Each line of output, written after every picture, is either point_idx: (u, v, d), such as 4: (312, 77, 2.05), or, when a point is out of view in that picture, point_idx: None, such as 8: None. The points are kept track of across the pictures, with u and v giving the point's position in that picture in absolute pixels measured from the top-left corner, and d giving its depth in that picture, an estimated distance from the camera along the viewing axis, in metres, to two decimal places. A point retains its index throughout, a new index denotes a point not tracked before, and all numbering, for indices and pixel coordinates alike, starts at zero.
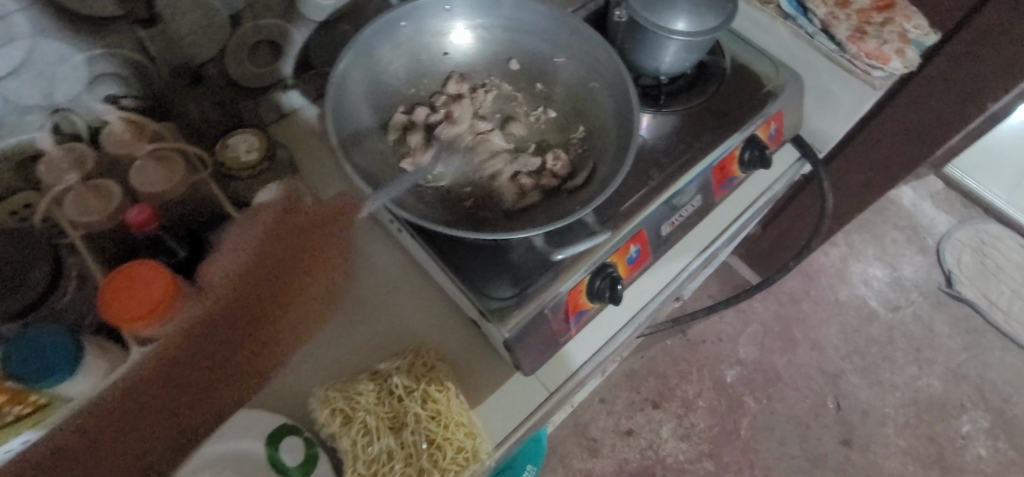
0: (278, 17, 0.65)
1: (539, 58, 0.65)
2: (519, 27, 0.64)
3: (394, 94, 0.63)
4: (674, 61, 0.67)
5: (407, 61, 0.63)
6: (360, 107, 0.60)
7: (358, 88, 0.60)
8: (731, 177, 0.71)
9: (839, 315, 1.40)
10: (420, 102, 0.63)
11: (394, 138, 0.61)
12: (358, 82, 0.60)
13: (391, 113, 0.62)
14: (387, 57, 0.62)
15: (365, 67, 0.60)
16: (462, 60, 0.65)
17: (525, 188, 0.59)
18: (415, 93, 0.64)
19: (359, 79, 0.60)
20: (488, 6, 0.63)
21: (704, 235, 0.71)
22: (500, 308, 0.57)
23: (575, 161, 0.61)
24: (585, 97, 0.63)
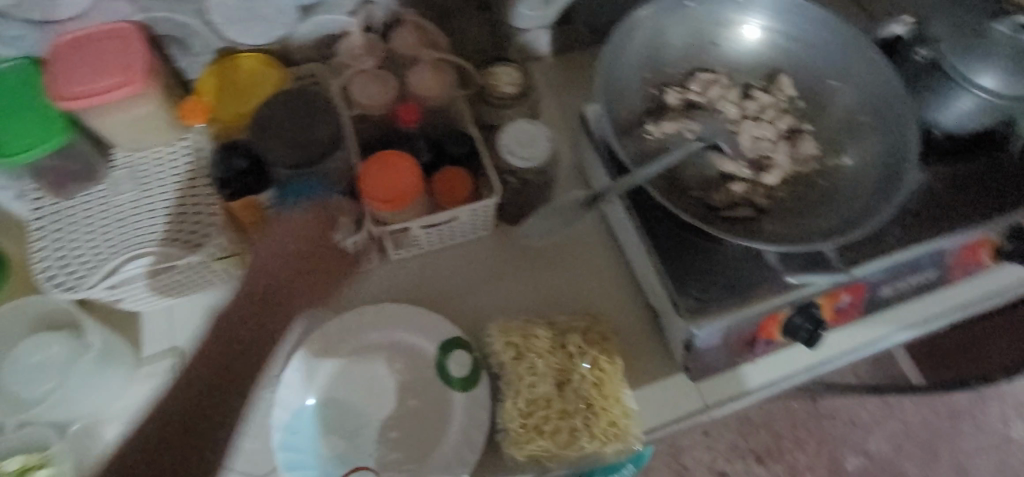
0: None
1: (812, 77, 0.62)
2: (803, 40, 0.62)
3: (656, 69, 0.62)
4: (960, 120, 0.60)
5: (681, 41, 0.62)
6: (627, 75, 0.60)
7: (629, 55, 0.60)
8: (975, 262, 0.64)
9: (1002, 450, 1.23)
10: (675, 83, 0.62)
11: (641, 111, 0.61)
12: (630, 49, 0.60)
13: (645, 87, 0.62)
14: (662, 33, 0.62)
15: (643, 37, 0.60)
16: (731, 55, 0.63)
17: (753, 200, 0.58)
18: (675, 74, 0.63)
19: (635, 46, 0.60)
20: (782, 12, 0.61)
21: (916, 311, 0.65)
22: (695, 307, 0.55)
23: (819, 193, 0.58)
24: (851, 130, 0.59)
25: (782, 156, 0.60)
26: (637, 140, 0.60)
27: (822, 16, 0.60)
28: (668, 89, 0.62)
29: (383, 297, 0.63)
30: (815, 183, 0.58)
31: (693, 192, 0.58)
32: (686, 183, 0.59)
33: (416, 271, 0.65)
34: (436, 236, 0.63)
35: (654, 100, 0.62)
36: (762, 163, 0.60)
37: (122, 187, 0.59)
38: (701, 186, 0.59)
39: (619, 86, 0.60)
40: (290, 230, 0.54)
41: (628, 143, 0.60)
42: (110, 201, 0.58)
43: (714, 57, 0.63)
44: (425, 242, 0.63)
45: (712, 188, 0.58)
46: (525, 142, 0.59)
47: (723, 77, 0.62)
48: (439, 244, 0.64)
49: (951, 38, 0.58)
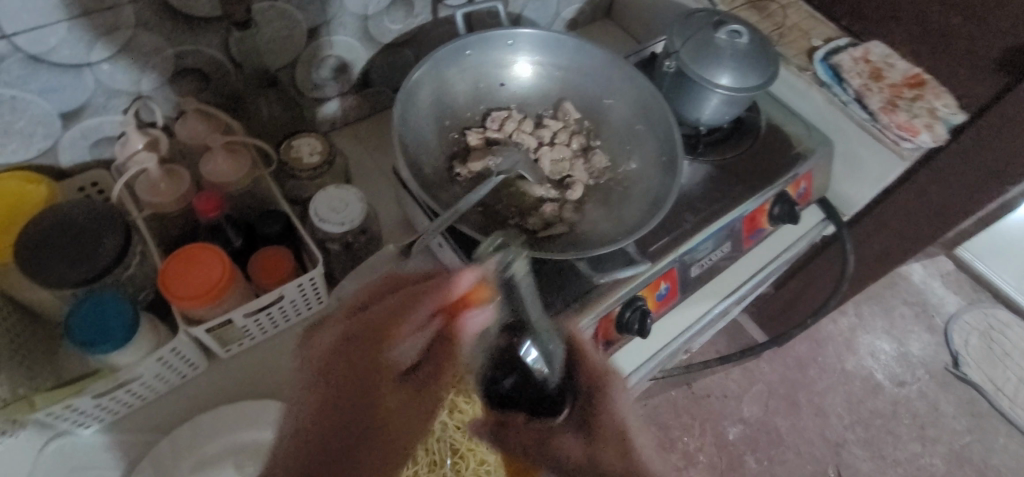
0: (351, 34, 0.70)
1: (589, 98, 0.69)
2: (574, 68, 0.69)
3: (453, 116, 0.66)
4: (715, 113, 0.71)
5: (472, 87, 0.67)
6: (424, 123, 0.63)
7: (424, 103, 0.63)
8: (759, 229, 0.73)
9: (845, 383, 1.41)
10: (471, 125, 0.67)
11: (447, 155, 0.65)
12: (423, 98, 0.63)
13: (445, 132, 0.66)
14: (452, 81, 0.66)
15: (430, 88, 0.64)
16: (518, 91, 0.69)
17: (560, 215, 0.63)
18: (472, 118, 0.67)
19: (424, 98, 0.63)
20: (549, 45, 0.68)
21: (728, 281, 0.74)
22: (534, 327, 0.58)
23: (617, 197, 0.64)
24: (631, 138, 0.67)
25: (573, 170, 0.66)
26: (447, 183, 0.63)
27: (580, 44, 0.67)
28: (466, 132, 0.66)
29: (222, 398, 0.59)
30: (612, 189, 0.65)
31: (508, 221, 0.62)
32: (502, 214, 0.63)
33: (255, 362, 0.61)
34: (266, 322, 0.60)
35: (457, 145, 0.66)
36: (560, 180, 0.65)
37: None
38: (517, 216, 0.63)
39: (419, 135, 0.62)
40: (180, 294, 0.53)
41: (440, 188, 0.62)
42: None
43: (504, 95, 0.69)
44: (255, 331, 0.59)
45: (525, 215, 0.63)
46: (338, 207, 0.59)
47: (514, 111, 0.68)
48: (274, 329, 0.62)
49: (688, 48, 0.68)
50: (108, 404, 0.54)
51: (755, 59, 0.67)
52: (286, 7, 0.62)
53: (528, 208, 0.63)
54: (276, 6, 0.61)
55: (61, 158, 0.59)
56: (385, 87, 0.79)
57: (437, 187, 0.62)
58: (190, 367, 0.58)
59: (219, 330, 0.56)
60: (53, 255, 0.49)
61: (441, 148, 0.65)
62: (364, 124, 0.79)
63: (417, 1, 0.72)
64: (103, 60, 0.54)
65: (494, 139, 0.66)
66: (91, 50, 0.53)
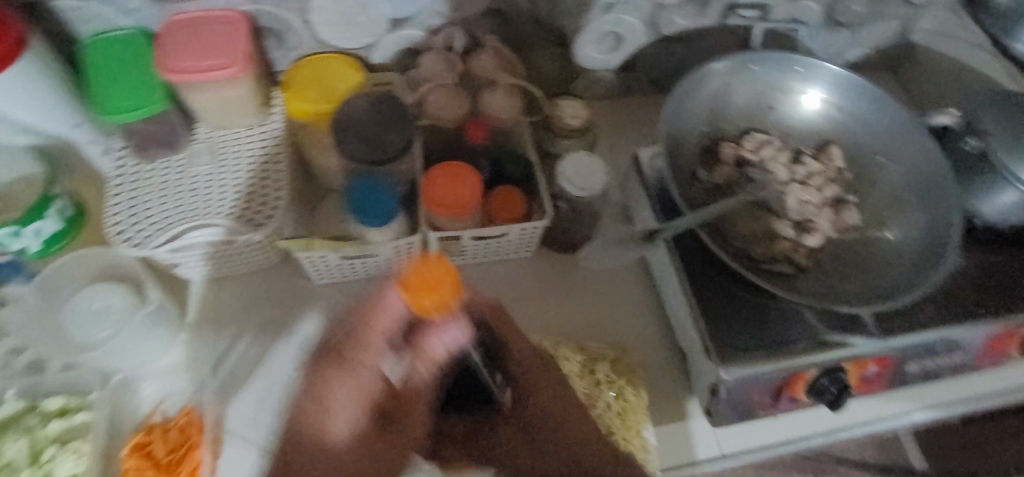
0: (639, 17, 0.71)
1: (861, 150, 0.65)
2: (854, 113, 0.65)
3: (717, 124, 0.66)
4: (1000, 211, 0.63)
5: (746, 102, 0.66)
6: (688, 121, 0.64)
7: (696, 102, 0.64)
8: (1005, 355, 0.63)
9: None
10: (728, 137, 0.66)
11: (695, 159, 0.65)
12: (697, 97, 0.64)
13: (701, 136, 0.65)
14: (728, 90, 0.65)
15: (709, 88, 0.64)
16: (784, 118, 0.67)
17: (789, 255, 0.60)
18: (733, 130, 0.66)
19: (699, 95, 0.64)
20: (836, 83, 0.65)
21: (939, 393, 0.66)
22: (725, 349, 0.57)
23: (858, 260, 0.60)
24: (894, 205, 0.62)
25: (818, 216, 0.62)
26: (688, 184, 0.63)
27: (869, 89, 0.64)
28: (722, 142, 0.65)
29: None
30: (854, 250, 0.61)
31: (734, 243, 0.61)
32: (730, 233, 0.62)
33: (458, 279, 0.67)
34: (481, 249, 0.65)
35: (707, 152, 0.65)
36: (799, 220, 0.62)
37: (201, 160, 0.62)
38: (745, 242, 0.61)
39: (682, 130, 0.63)
40: (438, 193, 0.59)
41: (679, 187, 0.62)
42: (187, 170, 0.61)
43: (773, 120, 0.67)
44: (470, 253, 0.65)
45: (753, 241, 0.61)
46: (582, 173, 0.61)
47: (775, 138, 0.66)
48: (482, 258, 0.67)
49: (1000, 132, 0.61)
50: (345, 265, 0.63)
51: None
52: None
53: (756, 236, 0.61)
54: None
55: (374, 56, 0.68)
56: (643, 75, 0.80)
57: (678, 185, 0.62)
58: None
59: (446, 241, 0.63)
60: (356, 133, 0.58)
61: (692, 149, 0.65)
62: (610, 103, 0.81)
63: (712, 3, 0.72)
64: None
65: (746, 159, 0.65)
66: None
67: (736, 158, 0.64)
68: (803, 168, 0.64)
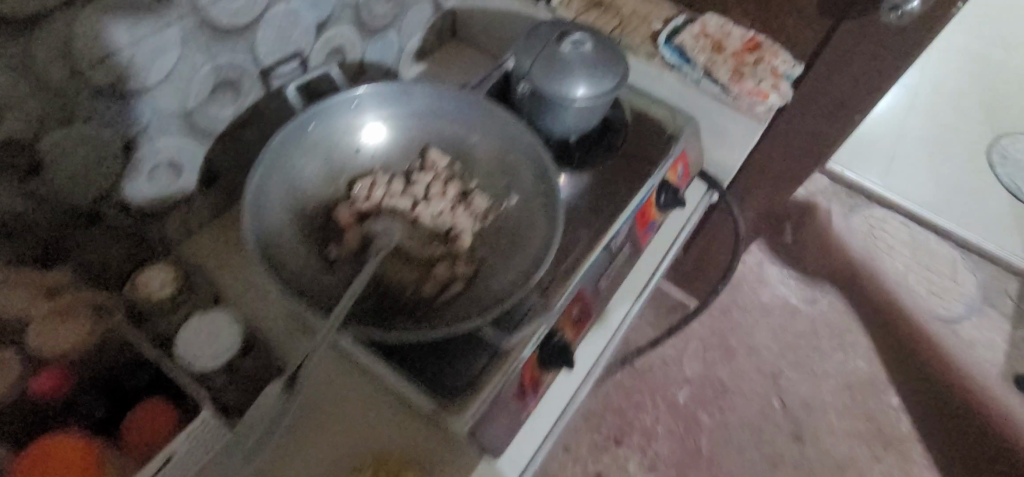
0: (175, 135, 0.63)
1: (451, 139, 0.66)
2: (424, 114, 0.66)
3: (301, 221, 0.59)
4: (579, 121, 0.70)
5: (312, 183, 0.61)
6: (284, 227, 0.57)
7: (276, 212, 0.57)
8: (652, 221, 0.74)
9: (767, 317, 1.49)
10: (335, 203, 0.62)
11: (314, 243, 0.59)
12: (275, 208, 0.57)
13: (307, 223, 0.60)
14: (299, 173, 0.60)
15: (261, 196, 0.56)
16: (372, 155, 0.65)
17: (450, 273, 0.59)
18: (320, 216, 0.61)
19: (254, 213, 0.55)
20: (390, 99, 0.64)
21: (637, 281, 0.73)
22: (456, 396, 0.56)
23: (508, 234, 0.61)
24: (508, 169, 0.64)
25: (455, 220, 0.63)
26: (320, 275, 0.57)
27: (419, 89, 0.64)
28: (332, 213, 0.61)
29: None
30: (498, 229, 0.62)
31: (401, 294, 0.57)
32: (392, 289, 0.58)
33: None
34: None
35: (324, 227, 0.60)
36: (439, 232, 0.62)
37: None
38: (410, 287, 0.58)
39: (271, 243, 0.55)
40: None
41: (315, 282, 0.56)
42: None
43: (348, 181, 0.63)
44: None
45: (416, 282, 0.58)
46: (199, 338, 0.53)
47: (376, 176, 0.63)
48: None
49: (538, 67, 0.67)
50: None
51: (604, 63, 0.68)
52: (84, 129, 0.54)
53: (415, 274, 0.59)
54: (72, 131, 0.53)
55: None
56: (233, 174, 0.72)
57: (312, 284, 0.56)
58: None
59: None
60: None
61: (306, 238, 0.59)
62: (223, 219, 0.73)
63: (242, 80, 0.66)
64: None
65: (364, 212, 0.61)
66: None
67: (354, 220, 0.60)
68: (416, 184, 0.64)
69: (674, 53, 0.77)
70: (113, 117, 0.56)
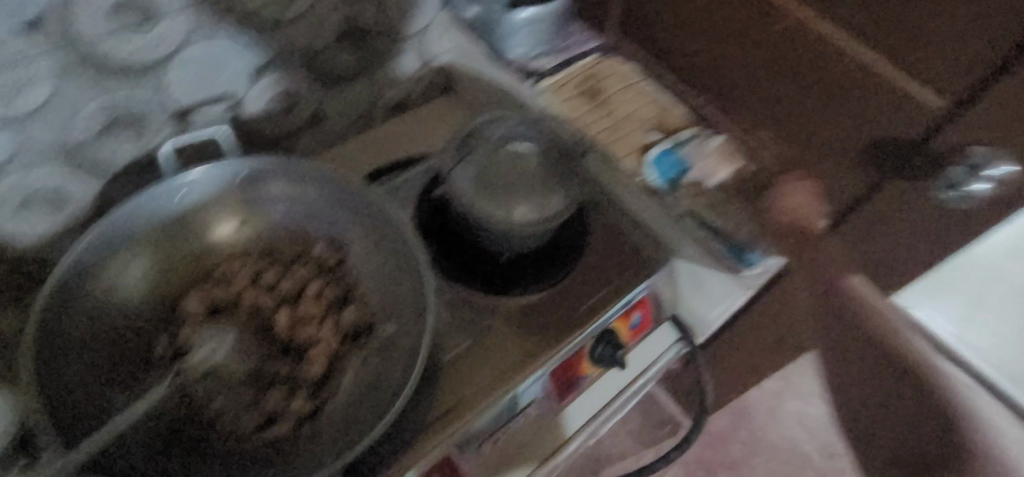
0: (51, 171, 0.55)
1: (333, 235, 0.55)
2: (303, 202, 0.55)
3: (110, 322, 0.50)
4: (517, 245, 0.57)
5: (143, 276, 0.51)
6: (87, 325, 0.48)
7: (80, 307, 0.48)
8: (578, 377, 0.60)
9: (770, 459, 1.29)
10: (172, 295, 0.52)
11: (127, 345, 0.49)
12: (79, 304, 0.48)
13: (127, 318, 0.50)
14: (128, 258, 0.51)
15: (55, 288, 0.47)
16: (233, 240, 0.55)
17: (274, 412, 0.48)
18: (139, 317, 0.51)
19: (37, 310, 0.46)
20: (259, 181, 0.54)
21: (546, 443, 0.60)
22: None
23: (365, 374, 0.50)
24: (392, 293, 0.53)
25: (310, 340, 0.51)
26: (119, 389, 0.48)
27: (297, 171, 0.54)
28: (164, 308, 0.51)
29: None
30: (356, 365, 0.51)
31: (210, 432, 0.47)
32: (199, 421, 0.48)
33: None
34: None
35: (149, 323, 0.50)
36: (285, 353, 0.50)
37: None
38: (221, 423, 0.48)
39: (55, 346, 0.46)
40: None
41: (109, 399, 0.47)
42: None
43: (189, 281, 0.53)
44: None
45: (229, 418, 0.48)
46: None
47: (232, 268, 0.53)
48: None
49: (466, 183, 0.56)
50: None
51: (551, 185, 0.57)
52: None
53: (231, 408, 0.48)
54: None
55: None
56: None
57: (100, 403, 0.47)
58: None
59: None
60: None
61: (117, 338, 0.49)
62: None
63: (147, 120, 0.58)
64: None
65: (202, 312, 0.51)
66: None
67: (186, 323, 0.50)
68: (279, 286, 0.52)
69: (661, 174, 0.66)
70: None
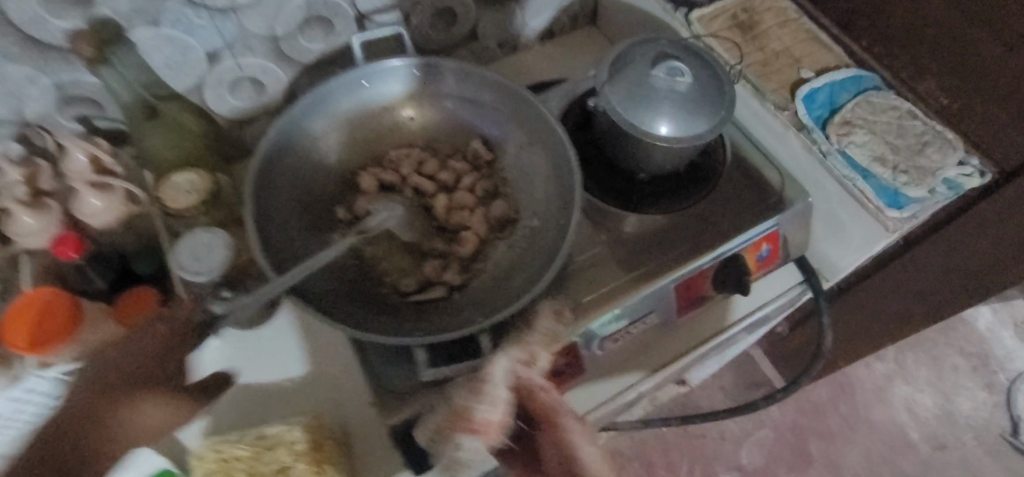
0: (260, 56, 0.65)
1: (494, 133, 0.60)
2: (471, 100, 0.60)
3: (308, 185, 0.58)
4: (657, 161, 0.61)
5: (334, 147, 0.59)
6: (287, 181, 0.56)
7: (284, 165, 0.56)
8: (700, 296, 0.62)
9: (869, 439, 1.25)
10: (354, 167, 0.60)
11: (317, 202, 0.58)
12: (283, 162, 0.56)
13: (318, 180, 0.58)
14: (323, 130, 0.59)
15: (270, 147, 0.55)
16: (408, 126, 0.61)
17: (434, 276, 0.55)
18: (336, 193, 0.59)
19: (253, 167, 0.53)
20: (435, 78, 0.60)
21: (661, 354, 0.64)
22: (394, 400, 0.54)
23: (511, 258, 0.56)
24: (541, 191, 0.58)
25: (469, 221, 0.58)
26: (310, 236, 0.56)
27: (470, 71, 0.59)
28: (347, 177, 0.59)
29: None
30: (503, 249, 0.57)
31: (382, 282, 0.55)
32: (371, 273, 0.55)
33: None
34: None
35: (335, 188, 0.59)
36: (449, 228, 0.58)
37: None
38: (391, 277, 0.55)
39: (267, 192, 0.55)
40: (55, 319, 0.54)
41: (302, 242, 0.56)
42: None
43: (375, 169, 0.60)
44: None
45: (397, 274, 0.55)
46: (196, 255, 0.55)
47: (404, 151, 0.60)
48: None
49: (618, 92, 0.58)
50: None
51: (701, 104, 0.57)
52: (172, 32, 0.58)
53: (399, 266, 0.56)
54: (161, 31, 0.58)
55: None
56: None
57: (295, 245, 0.55)
58: None
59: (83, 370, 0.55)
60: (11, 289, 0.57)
61: (309, 196, 0.58)
62: None
63: (337, 20, 0.67)
64: None
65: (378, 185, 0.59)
66: None
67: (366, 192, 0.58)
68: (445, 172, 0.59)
69: (812, 112, 0.64)
70: (203, 26, 0.59)
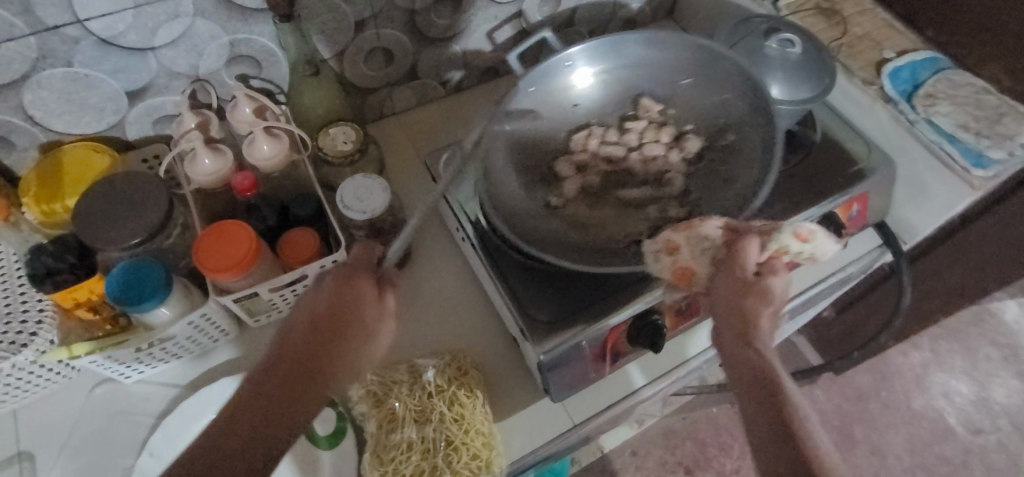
0: (397, 28, 0.71)
1: (666, 88, 0.72)
2: (640, 62, 0.71)
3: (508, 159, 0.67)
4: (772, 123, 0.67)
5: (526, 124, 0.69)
6: (499, 156, 0.66)
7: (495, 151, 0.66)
8: None
9: (910, 424, 1.30)
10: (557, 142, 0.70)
11: (530, 172, 0.67)
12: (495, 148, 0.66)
13: (522, 156, 0.68)
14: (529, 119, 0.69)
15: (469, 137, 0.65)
16: (592, 98, 0.71)
17: (646, 205, 0.64)
18: (517, 137, 0.68)
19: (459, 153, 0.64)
20: (607, 51, 0.71)
21: None
22: (540, 330, 0.58)
23: (717, 175, 0.66)
24: (728, 127, 0.68)
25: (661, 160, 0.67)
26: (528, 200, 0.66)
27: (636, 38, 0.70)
28: (554, 152, 0.69)
29: (244, 364, 0.65)
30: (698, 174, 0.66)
31: (602, 225, 0.64)
32: (591, 218, 0.65)
33: None
34: (292, 298, 0.63)
35: (542, 160, 0.68)
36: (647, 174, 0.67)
37: None
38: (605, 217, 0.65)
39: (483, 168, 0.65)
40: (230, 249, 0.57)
41: (522, 209, 0.65)
42: None
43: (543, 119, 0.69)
44: (281, 306, 0.64)
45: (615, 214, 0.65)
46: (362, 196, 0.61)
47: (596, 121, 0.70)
48: None
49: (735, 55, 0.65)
50: (147, 352, 0.60)
51: (809, 74, 0.64)
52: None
53: (607, 208, 0.65)
54: None
55: (128, 132, 0.65)
56: (431, 80, 0.80)
57: (517, 206, 0.65)
58: (221, 332, 0.63)
59: (247, 301, 0.61)
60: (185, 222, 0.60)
61: (519, 168, 0.67)
62: (410, 114, 0.82)
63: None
64: (164, 45, 0.60)
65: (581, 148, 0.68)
66: (154, 37, 0.59)
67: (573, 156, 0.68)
68: (631, 129, 0.69)
69: (896, 86, 0.72)
70: None
